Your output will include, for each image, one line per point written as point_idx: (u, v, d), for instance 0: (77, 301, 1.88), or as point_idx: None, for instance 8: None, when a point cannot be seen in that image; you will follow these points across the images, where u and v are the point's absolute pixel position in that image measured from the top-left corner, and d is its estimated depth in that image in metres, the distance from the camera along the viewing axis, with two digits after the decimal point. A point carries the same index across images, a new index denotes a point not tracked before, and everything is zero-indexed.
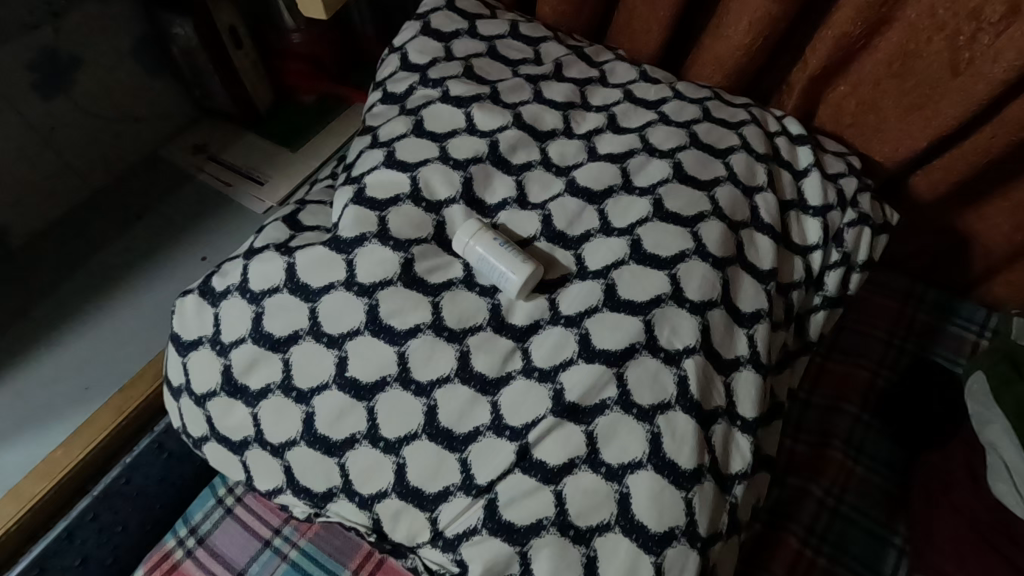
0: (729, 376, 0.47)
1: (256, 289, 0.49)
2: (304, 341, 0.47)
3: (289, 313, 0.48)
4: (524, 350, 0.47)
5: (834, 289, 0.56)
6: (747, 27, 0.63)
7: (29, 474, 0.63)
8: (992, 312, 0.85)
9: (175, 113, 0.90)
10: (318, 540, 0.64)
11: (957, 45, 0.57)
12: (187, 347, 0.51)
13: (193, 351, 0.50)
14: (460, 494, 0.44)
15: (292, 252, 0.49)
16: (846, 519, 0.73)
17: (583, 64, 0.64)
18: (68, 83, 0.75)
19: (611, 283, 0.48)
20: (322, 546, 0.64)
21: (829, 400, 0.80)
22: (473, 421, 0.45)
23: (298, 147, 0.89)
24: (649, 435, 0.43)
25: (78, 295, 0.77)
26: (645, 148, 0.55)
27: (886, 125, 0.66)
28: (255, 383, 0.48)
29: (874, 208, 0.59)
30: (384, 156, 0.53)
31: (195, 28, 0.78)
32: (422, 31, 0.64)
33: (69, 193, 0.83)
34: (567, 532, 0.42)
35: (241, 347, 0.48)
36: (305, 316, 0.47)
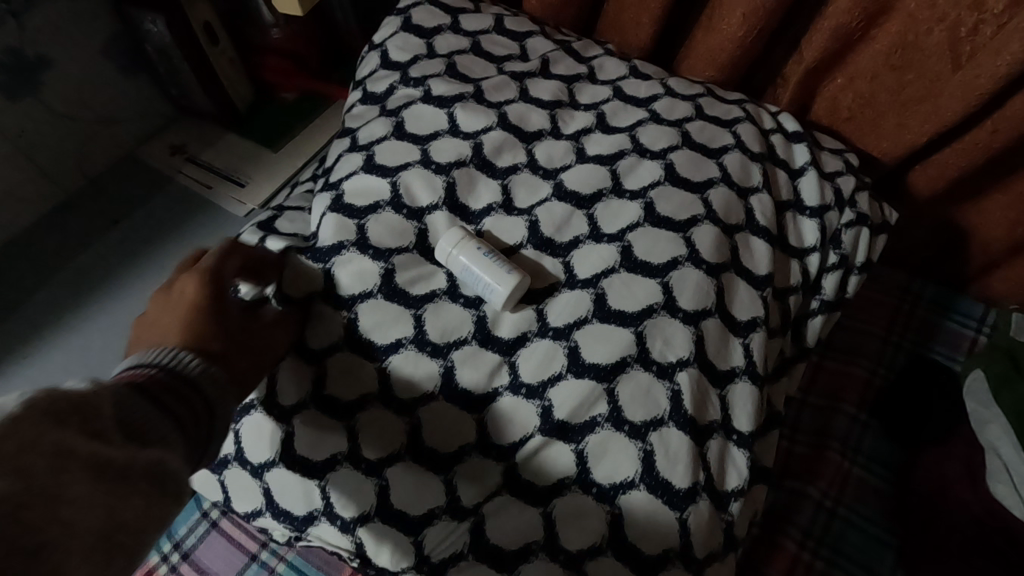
0: (724, 389, 0.46)
1: None
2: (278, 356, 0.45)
3: None
4: (511, 365, 0.45)
5: (832, 293, 0.54)
6: (740, 19, 0.61)
7: None
8: (992, 306, 0.84)
9: (151, 113, 0.87)
10: (305, 554, 0.62)
11: (958, 36, 0.55)
12: None
13: None
14: (446, 517, 0.42)
15: None
16: (844, 522, 0.72)
17: (571, 59, 0.62)
18: (37, 84, 0.72)
19: (600, 292, 0.46)
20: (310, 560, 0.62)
21: (826, 400, 0.79)
22: (457, 441, 0.44)
23: (280, 148, 0.87)
24: (642, 453, 0.42)
25: (53, 305, 0.74)
26: (635, 148, 0.53)
27: (884, 119, 0.64)
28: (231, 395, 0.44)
29: (873, 207, 0.57)
30: (363, 160, 0.51)
31: (168, 25, 0.75)
32: (402, 27, 0.62)
33: (42, 199, 0.80)
34: (556, 557, 0.41)
35: None
36: None
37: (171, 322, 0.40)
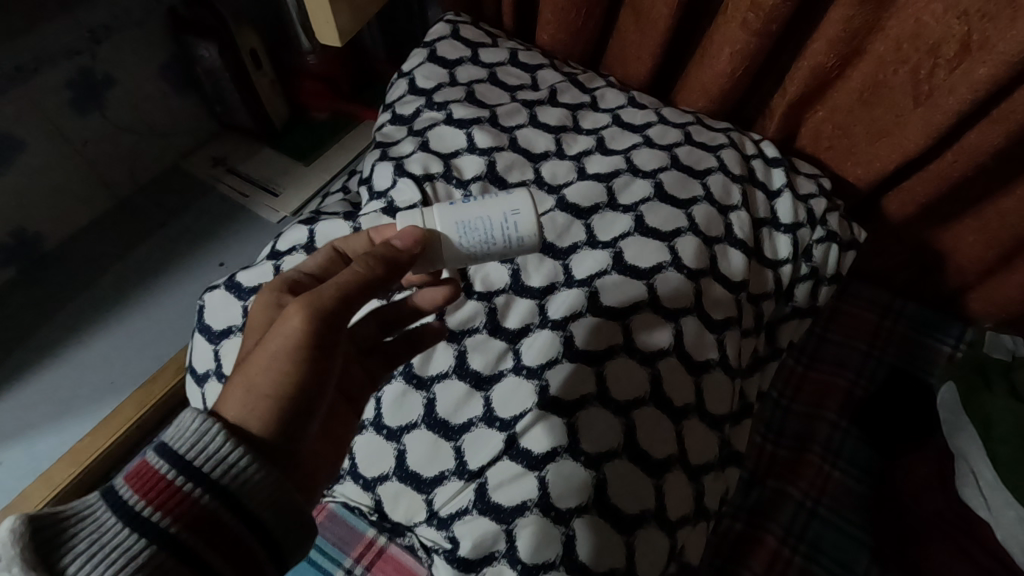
0: (700, 377, 0.53)
1: None
2: None
3: None
4: (515, 350, 0.51)
5: (803, 300, 0.61)
6: (728, 57, 0.68)
7: (61, 460, 0.68)
8: (969, 324, 0.89)
9: (197, 128, 0.97)
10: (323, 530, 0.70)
11: (918, 78, 0.62)
12: (219, 335, 0.55)
13: (225, 339, 0.55)
14: (453, 478, 0.47)
15: None
16: (823, 520, 0.77)
17: (576, 90, 0.69)
18: (101, 100, 0.81)
19: (594, 291, 0.53)
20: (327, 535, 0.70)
21: (808, 408, 0.84)
22: (467, 413, 0.49)
23: (312, 161, 0.96)
24: (625, 428, 0.49)
25: (104, 297, 0.82)
26: (629, 168, 0.60)
27: (858, 149, 0.72)
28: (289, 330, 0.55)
29: (843, 227, 0.64)
30: (395, 168, 0.60)
31: (219, 52, 0.84)
32: (428, 58, 0.70)
33: (98, 203, 0.88)
34: (548, 513, 0.45)
35: None
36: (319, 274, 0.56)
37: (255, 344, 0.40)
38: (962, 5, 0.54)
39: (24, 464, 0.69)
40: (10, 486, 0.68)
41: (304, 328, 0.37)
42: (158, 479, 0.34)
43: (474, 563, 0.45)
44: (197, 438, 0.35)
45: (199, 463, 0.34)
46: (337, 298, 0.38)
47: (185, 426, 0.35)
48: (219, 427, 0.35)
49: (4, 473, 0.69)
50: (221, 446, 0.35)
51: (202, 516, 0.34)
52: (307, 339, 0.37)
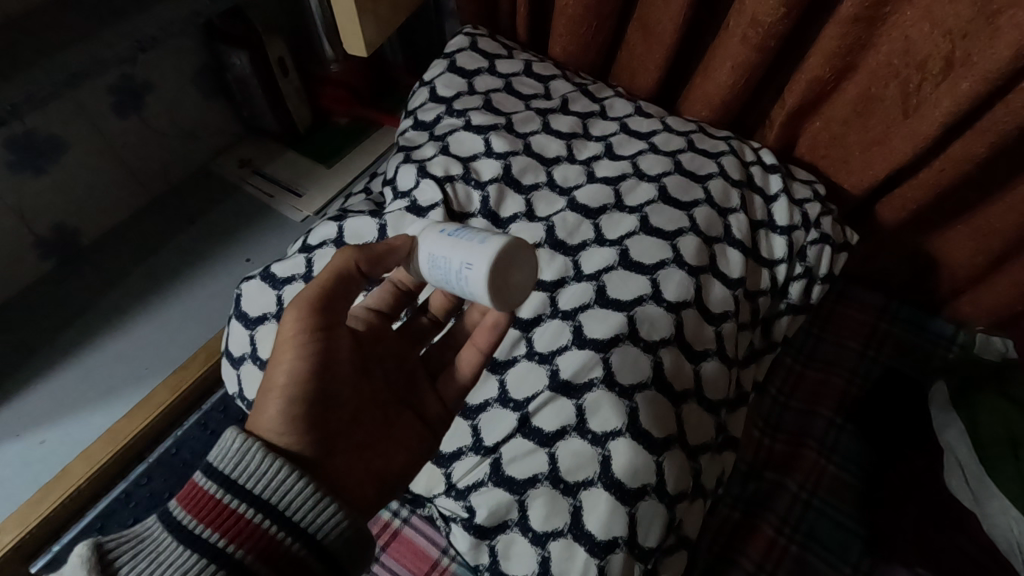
0: (698, 364, 0.57)
1: None
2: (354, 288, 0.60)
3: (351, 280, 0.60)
4: (527, 337, 0.57)
5: (797, 297, 0.65)
6: (729, 70, 0.73)
7: (98, 440, 0.73)
8: (962, 327, 0.92)
9: (224, 131, 1.02)
10: None
11: (908, 90, 0.66)
12: (254, 321, 0.60)
13: (260, 325, 0.60)
14: (471, 453, 0.54)
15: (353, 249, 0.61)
16: (818, 512, 0.80)
17: (586, 99, 0.74)
18: (139, 104, 0.86)
19: (602, 285, 0.57)
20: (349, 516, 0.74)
21: (804, 404, 0.88)
22: (483, 395, 0.56)
23: (333, 164, 1.00)
24: (630, 410, 0.53)
25: (138, 289, 0.87)
26: (635, 173, 0.65)
27: (852, 158, 0.76)
28: None
29: (836, 230, 0.68)
30: (418, 169, 0.64)
31: (249, 60, 0.89)
32: (448, 68, 0.75)
33: (132, 201, 0.94)
34: (557, 485, 0.52)
35: None
36: None
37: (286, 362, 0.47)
38: (947, 24, 0.58)
39: (65, 443, 0.74)
40: (54, 463, 0.73)
41: (297, 319, 0.46)
42: (209, 498, 0.41)
43: (489, 530, 0.53)
44: (239, 457, 0.42)
45: (243, 480, 0.42)
46: (320, 290, 0.47)
47: (226, 448, 0.42)
48: (254, 445, 0.43)
49: (46, 451, 0.73)
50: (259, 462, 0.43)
51: (249, 526, 0.41)
52: (302, 327, 0.46)
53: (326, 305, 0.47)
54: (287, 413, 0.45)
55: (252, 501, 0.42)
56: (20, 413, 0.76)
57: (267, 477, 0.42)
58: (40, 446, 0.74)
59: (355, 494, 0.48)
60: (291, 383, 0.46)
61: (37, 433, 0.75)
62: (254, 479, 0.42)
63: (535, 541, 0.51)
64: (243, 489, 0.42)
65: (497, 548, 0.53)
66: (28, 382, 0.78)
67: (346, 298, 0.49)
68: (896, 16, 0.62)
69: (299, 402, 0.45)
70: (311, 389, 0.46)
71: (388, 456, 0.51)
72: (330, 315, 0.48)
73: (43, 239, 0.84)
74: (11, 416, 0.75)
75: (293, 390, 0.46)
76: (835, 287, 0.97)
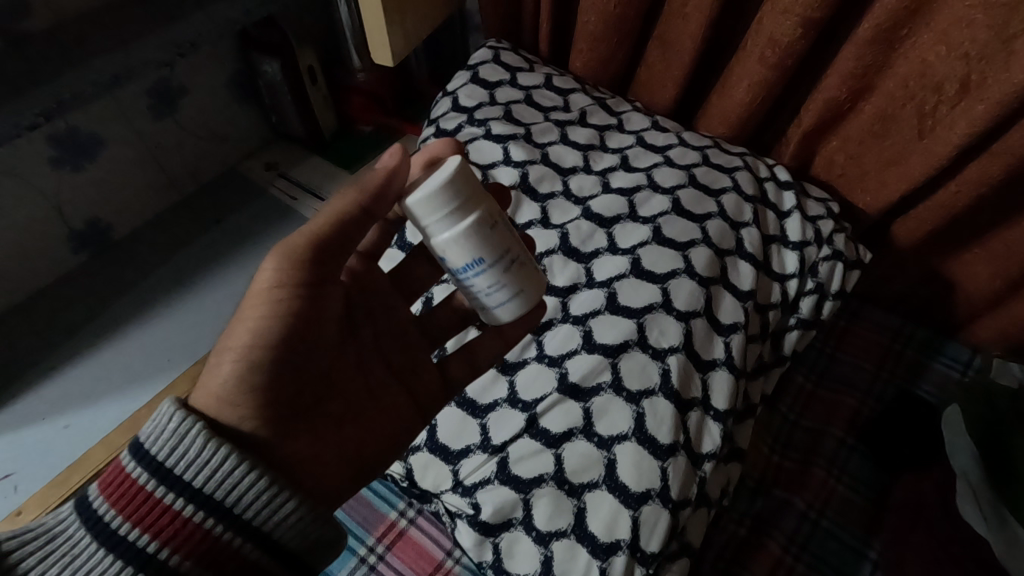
0: (706, 373, 0.58)
1: None
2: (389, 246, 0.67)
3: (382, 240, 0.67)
4: (538, 341, 0.59)
5: (807, 312, 0.66)
6: (746, 88, 0.74)
7: (120, 426, 0.75)
8: (978, 352, 0.91)
9: (253, 135, 1.05)
10: (350, 509, 0.75)
11: (924, 112, 0.66)
12: None
13: None
14: (478, 451, 0.56)
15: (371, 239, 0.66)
16: (826, 532, 0.77)
17: (604, 113, 0.75)
18: (175, 107, 0.90)
19: (613, 292, 0.59)
20: (352, 514, 0.75)
21: (816, 423, 0.86)
22: (493, 395, 0.58)
23: (355, 170, 1.03)
24: (635, 414, 0.54)
25: (164, 283, 0.90)
26: (650, 185, 0.66)
27: (868, 177, 0.77)
28: None
29: (848, 247, 0.69)
30: None
31: (281, 68, 0.93)
32: (471, 79, 0.77)
33: (160, 199, 0.97)
34: (562, 486, 0.53)
35: None
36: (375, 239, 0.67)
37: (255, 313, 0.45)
38: (964, 48, 0.59)
39: (87, 428, 0.76)
40: (76, 446, 0.75)
41: (278, 269, 0.45)
42: (130, 476, 0.41)
43: (494, 528, 0.54)
44: (172, 440, 0.41)
45: (171, 465, 0.41)
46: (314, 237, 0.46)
47: (160, 432, 0.41)
48: (190, 428, 0.42)
49: (70, 435, 0.76)
50: (193, 449, 0.42)
51: (182, 510, 0.41)
52: (278, 282, 0.45)
53: (311, 261, 0.46)
54: (247, 376, 0.44)
55: (176, 489, 0.41)
56: (46, 399, 0.78)
57: (200, 463, 0.42)
58: (64, 430, 0.76)
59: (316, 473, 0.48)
60: (254, 343, 0.44)
61: (62, 417, 0.77)
62: (184, 466, 0.41)
63: (538, 540, 0.52)
64: (170, 474, 0.41)
65: (501, 545, 0.53)
66: (55, 368, 0.81)
67: (329, 251, 0.46)
68: (913, 39, 0.63)
69: (259, 367, 0.44)
70: (271, 354, 0.45)
71: (352, 438, 0.51)
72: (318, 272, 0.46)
73: (77, 232, 0.88)
74: (37, 400, 0.78)
75: (254, 353, 0.44)
76: (850, 307, 0.96)
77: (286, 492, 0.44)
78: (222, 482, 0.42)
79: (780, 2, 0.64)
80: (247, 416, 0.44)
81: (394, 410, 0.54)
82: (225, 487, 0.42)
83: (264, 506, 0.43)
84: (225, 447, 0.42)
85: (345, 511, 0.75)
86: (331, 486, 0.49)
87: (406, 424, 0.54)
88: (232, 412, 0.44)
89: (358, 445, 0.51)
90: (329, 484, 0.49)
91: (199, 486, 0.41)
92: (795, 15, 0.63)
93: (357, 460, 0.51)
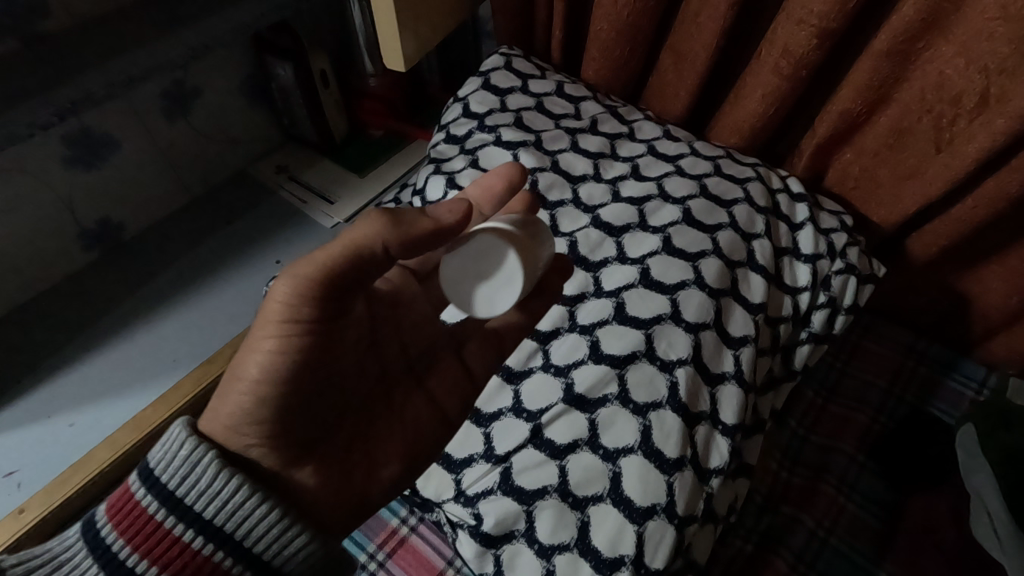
0: (715, 387, 0.57)
1: None
2: None
3: None
4: (545, 350, 0.58)
5: (819, 327, 0.65)
6: (760, 99, 0.73)
7: (122, 427, 0.75)
8: (993, 371, 0.89)
9: (265, 138, 1.06)
10: (367, 530, 0.73)
11: (941, 126, 0.65)
12: None
13: None
14: (482, 460, 0.55)
15: None
16: (835, 552, 0.75)
17: (615, 121, 0.75)
18: (188, 109, 0.91)
19: (621, 302, 0.58)
20: (369, 534, 0.73)
21: (826, 439, 0.84)
22: (498, 404, 0.57)
23: (366, 174, 1.03)
24: (642, 427, 0.53)
25: (173, 283, 0.90)
26: (660, 195, 0.65)
27: (883, 191, 0.76)
28: None
29: (862, 261, 0.68)
30: (447, 182, 0.67)
31: (294, 72, 0.93)
32: (482, 86, 0.77)
33: (171, 200, 0.97)
34: (566, 499, 0.52)
35: None
36: None
37: (263, 344, 0.43)
38: (983, 61, 0.58)
39: (90, 427, 0.77)
40: (80, 445, 0.75)
41: (284, 304, 0.42)
42: (140, 503, 0.42)
43: (495, 540, 0.53)
44: (184, 468, 0.42)
45: (181, 495, 0.42)
46: (321, 275, 0.41)
47: (172, 461, 0.42)
48: (199, 461, 0.42)
49: (73, 434, 0.76)
50: (203, 480, 0.42)
51: (188, 544, 0.42)
52: (288, 318, 0.42)
53: (324, 297, 0.42)
54: (251, 406, 0.43)
55: (187, 521, 0.42)
56: (50, 396, 0.79)
57: (208, 495, 0.42)
58: (67, 429, 0.76)
59: (324, 503, 0.47)
60: (265, 375, 0.43)
61: (65, 416, 0.77)
62: (195, 496, 0.42)
63: (540, 553, 0.51)
64: (180, 503, 0.42)
65: (502, 558, 0.52)
66: (62, 366, 0.81)
67: (347, 287, 0.43)
68: (931, 51, 0.62)
69: (267, 403, 0.44)
70: (279, 392, 0.44)
71: (360, 463, 0.50)
72: (328, 308, 0.43)
73: (88, 231, 0.88)
74: (42, 398, 0.78)
75: (261, 388, 0.43)
76: (862, 322, 0.95)
77: (296, 526, 0.43)
78: (230, 514, 0.42)
79: (795, 13, 0.64)
80: (254, 444, 0.45)
81: (409, 430, 0.53)
82: (235, 519, 0.42)
83: (273, 540, 0.43)
84: (236, 478, 0.42)
85: (360, 530, 0.73)
86: (338, 516, 0.48)
87: (427, 445, 0.53)
88: (242, 439, 0.44)
89: (370, 470, 0.50)
90: (335, 512, 0.48)
91: (210, 518, 0.42)
92: (811, 26, 0.63)
93: (368, 484, 0.50)
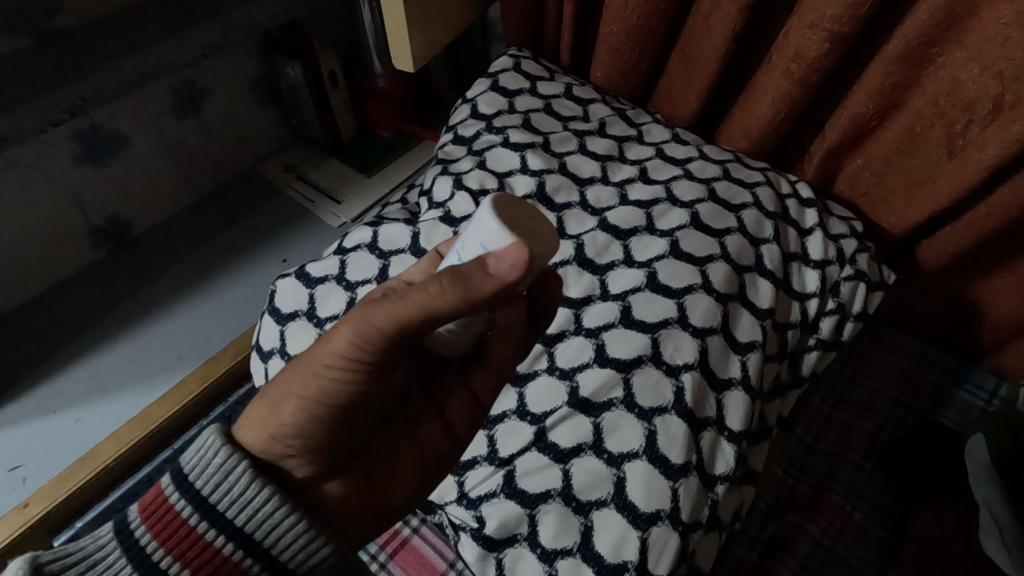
0: (721, 393, 0.56)
1: (312, 275, 0.63)
2: (404, 253, 0.63)
3: (393, 240, 0.64)
4: (549, 353, 0.58)
5: (827, 333, 0.65)
6: (770, 103, 0.73)
7: (128, 423, 0.75)
8: (1004, 380, 0.88)
9: (273, 138, 1.06)
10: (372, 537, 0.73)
11: (954, 131, 0.64)
12: (285, 317, 0.63)
13: (290, 322, 0.62)
14: (484, 463, 0.55)
15: (384, 255, 0.63)
16: (841, 561, 0.75)
17: (624, 124, 0.75)
18: (198, 107, 0.91)
19: (627, 305, 0.58)
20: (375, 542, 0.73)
21: (832, 448, 0.83)
22: (502, 406, 0.57)
23: (373, 174, 1.03)
24: (646, 432, 0.53)
25: (179, 281, 0.90)
26: (668, 198, 0.65)
27: (894, 197, 0.75)
28: (286, 307, 0.63)
29: (872, 267, 0.67)
30: (454, 182, 0.66)
31: (303, 71, 0.93)
32: (490, 87, 0.77)
33: (180, 198, 0.98)
34: (569, 503, 0.52)
35: (293, 321, 0.62)
36: (378, 260, 0.63)
37: (321, 366, 0.44)
38: (998, 66, 0.57)
39: (96, 424, 0.77)
40: (86, 441, 0.75)
41: (350, 342, 0.42)
42: (174, 506, 0.42)
43: (497, 543, 0.53)
44: (217, 475, 0.42)
45: (214, 501, 0.42)
46: (391, 324, 0.41)
47: (207, 468, 0.43)
48: (233, 470, 0.43)
49: (79, 430, 0.76)
50: (236, 486, 0.42)
51: (218, 549, 0.42)
52: (350, 355, 0.43)
53: (387, 342, 0.42)
54: (298, 424, 0.44)
55: (219, 526, 0.42)
56: (58, 393, 0.79)
57: (240, 503, 0.42)
58: (73, 425, 0.77)
59: (341, 518, 0.48)
60: (317, 397, 0.44)
61: (71, 412, 0.78)
62: (227, 503, 0.42)
63: (542, 557, 0.51)
64: (212, 509, 0.42)
65: (504, 561, 0.52)
66: (70, 361, 0.81)
67: (411, 337, 0.42)
68: (944, 57, 0.61)
69: (316, 423, 0.44)
70: (327, 414, 0.44)
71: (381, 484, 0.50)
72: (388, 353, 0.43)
73: (97, 227, 0.89)
74: (49, 394, 0.79)
75: (311, 410, 0.44)
76: (871, 329, 0.94)
77: (320, 539, 0.44)
78: (260, 522, 0.42)
79: (807, 16, 0.63)
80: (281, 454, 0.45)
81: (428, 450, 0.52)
82: (264, 528, 0.42)
83: (297, 550, 0.43)
84: (268, 487, 0.43)
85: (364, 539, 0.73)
86: (357, 532, 0.49)
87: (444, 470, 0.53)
88: (279, 449, 0.45)
89: (392, 487, 0.50)
90: (352, 526, 0.48)
91: (241, 524, 0.42)
92: (822, 30, 0.62)
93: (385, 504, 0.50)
